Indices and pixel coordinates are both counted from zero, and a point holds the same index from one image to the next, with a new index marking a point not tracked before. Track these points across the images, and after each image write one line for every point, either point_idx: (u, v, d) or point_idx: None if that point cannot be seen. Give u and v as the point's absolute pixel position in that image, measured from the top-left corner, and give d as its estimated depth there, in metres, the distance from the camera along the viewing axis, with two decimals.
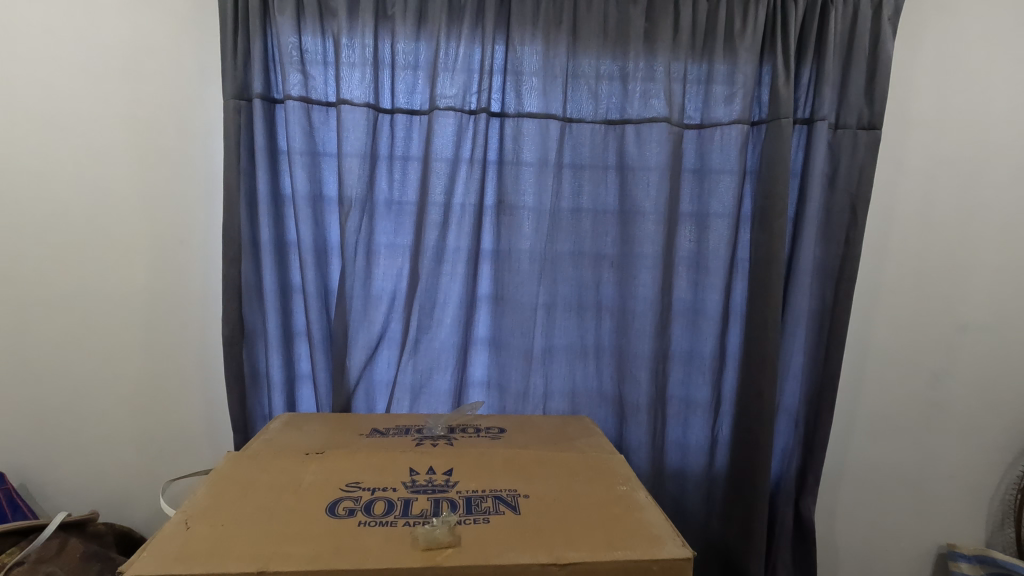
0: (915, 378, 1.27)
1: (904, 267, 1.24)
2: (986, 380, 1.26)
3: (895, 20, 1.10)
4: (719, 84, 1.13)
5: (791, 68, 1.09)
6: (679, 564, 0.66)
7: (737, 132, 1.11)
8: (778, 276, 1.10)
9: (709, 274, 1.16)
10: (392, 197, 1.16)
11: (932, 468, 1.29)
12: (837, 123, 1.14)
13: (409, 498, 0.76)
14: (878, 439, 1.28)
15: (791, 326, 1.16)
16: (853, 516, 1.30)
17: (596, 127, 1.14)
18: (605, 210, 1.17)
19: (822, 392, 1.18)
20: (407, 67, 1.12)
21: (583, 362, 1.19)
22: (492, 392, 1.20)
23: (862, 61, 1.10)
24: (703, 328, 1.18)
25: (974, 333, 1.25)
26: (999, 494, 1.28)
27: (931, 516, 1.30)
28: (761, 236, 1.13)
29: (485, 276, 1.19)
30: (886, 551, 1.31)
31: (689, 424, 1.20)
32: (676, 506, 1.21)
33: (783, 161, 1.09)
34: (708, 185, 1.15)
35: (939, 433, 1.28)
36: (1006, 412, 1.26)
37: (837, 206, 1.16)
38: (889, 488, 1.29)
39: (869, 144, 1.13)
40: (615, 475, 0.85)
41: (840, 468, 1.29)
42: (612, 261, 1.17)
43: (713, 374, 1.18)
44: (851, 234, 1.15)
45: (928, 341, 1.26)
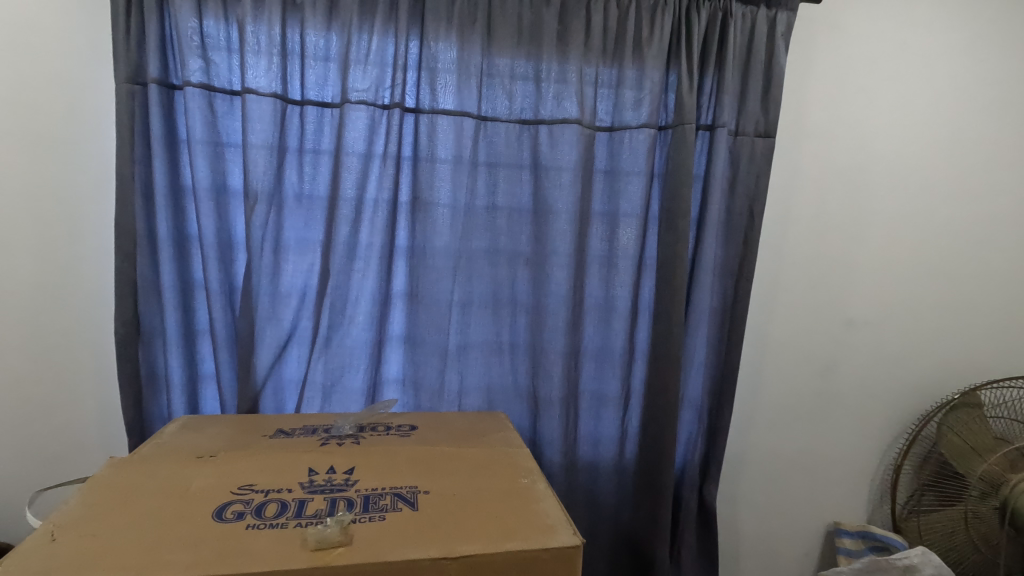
0: (809, 369, 1.36)
1: (798, 267, 1.33)
2: (869, 370, 1.37)
3: (788, 36, 1.18)
4: (628, 89, 1.17)
5: (693, 77, 1.14)
6: (569, 553, 0.68)
7: (645, 135, 1.16)
8: (681, 274, 1.16)
9: (619, 272, 1.21)
10: (302, 190, 1.12)
11: (823, 454, 1.39)
12: (736, 131, 1.21)
13: (304, 498, 0.74)
14: (776, 429, 1.37)
15: (694, 322, 1.22)
16: (753, 501, 1.38)
17: (510, 126, 1.16)
18: (519, 209, 1.19)
19: (723, 384, 1.25)
20: (317, 57, 1.09)
21: (498, 359, 1.20)
22: (407, 390, 1.19)
23: (759, 73, 1.18)
24: (614, 324, 1.22)
25: (858, 327, 1.36)
26: (879, 474, 1.41)
27: (822, 498, 1.40)
28: (668, 237, 1.19)
29: (400, 273, 1.18)
30: (783, 531, 1.40)
31: (600, 418, 1.23)
32: (588, 496, 1.25)
33: (686, 165, 1.15)
34: (618, 186, 1.19)
35: (829, 421, 1.38)
36: (885, 399, 1.39)
37: (736, 209, 1.23)
38: (785, 472, 1.39)
39: (765, 151, 1.20)
40: (518, 468, 0.86)
41: (742, 455, 1.37)
42: (527, 259, 1.19)
43: (623, 368, 1.22)
44: (748, 235, 1.22)
45: (820, 334, 1.35)
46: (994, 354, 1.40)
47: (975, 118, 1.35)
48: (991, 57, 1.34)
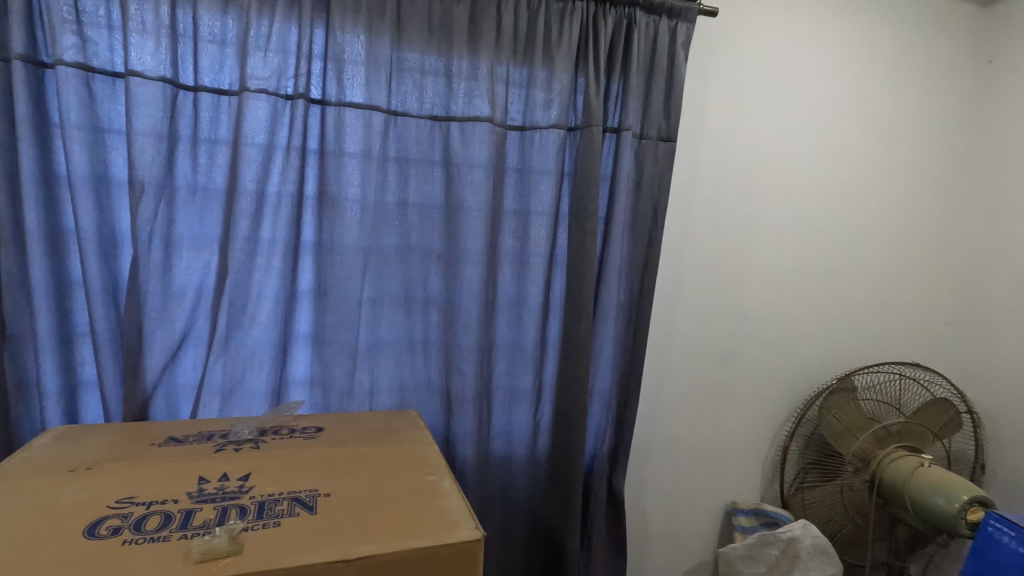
0: (709, 360, 1.45)
1: (698, 264, 1.41)
2: (761, 360, 1.48)
3: (687, 46, 1.25)
4: (538, 89, 1.19)
5: (600, 81, 1.18)
6: (469, 546, 0.69)
7: (554, 136, 1.19)
8: (589, 271, 1.21)
9: (531, 270, 1.23)
10: (196, 182, 1.05)
11: (721, 439, 1.49)
12: (641, 134, 1.27)
13: (192, 508, 0.70)
14: (679, 417, 1.45)
15: (602, 317, 1.27)
16: (659, 486, 1.46)
17: (421, 122, 1.15)
18: (431, 205, 1.18)
19: (629, 376, 1.31)
20: (212, 41, 1.03)
21: (410, 357, 1.19)
22: (314, 391, 1.15)
23: (661, 80, 1.24)
24: (526, 320, 1.24)
25: (751, 321, 1.47)
26: (769, 455, 1.53)
27: (721, 480, 1.50)
28: (577, 235, 1.22)
29: (307, 270, 1.14)
30: (686, 513, 1.49)
31: (513, 412, 1.26)
32: (502, 490, 1.27)
33: (593, 166, 1.19)
34: (530, 184, 1.22)
35: (726, 408, 1.48)
36: (775, 386, 1.50)
37: (641, 209, 1.29)
38: (688, 457, 1.47)
39: (666, 154, 1.27)
40: (425, 465, 0.86)
41: (648, 444, 1.44)
42: (439, 256, 1.19)
43: (535, 364, 1.25)
44: (652, 234, 1.28)
45: (718, 328, 1.45)
46: (867, 343, 1.56)
47: (850, 130, 1.49)
48: (862, 76, 1.48)
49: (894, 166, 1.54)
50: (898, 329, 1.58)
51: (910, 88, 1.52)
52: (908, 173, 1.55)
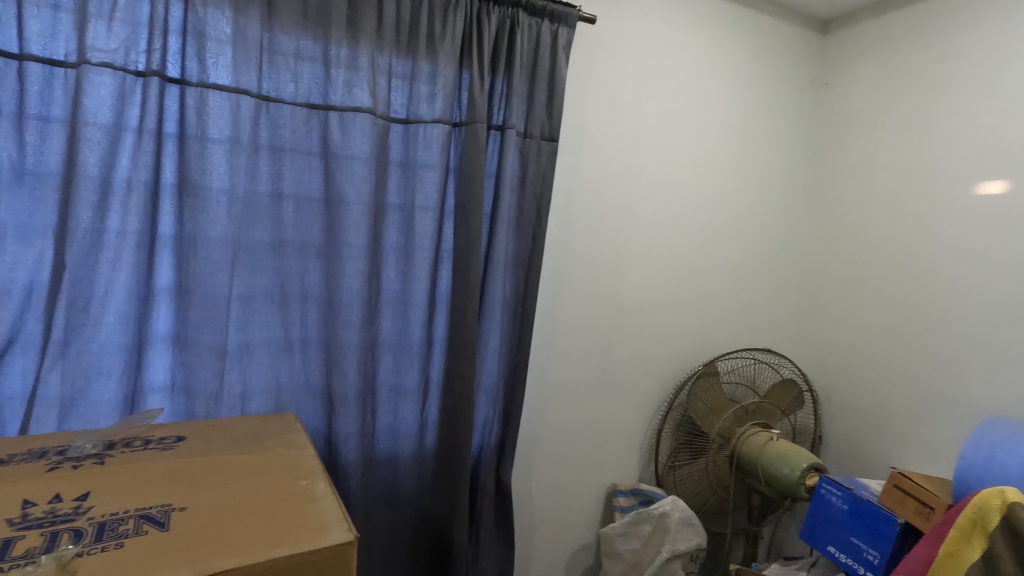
0: (591, 351, 1.53)
1: (580, 259, 1.48)
2: (638, 349, 1.59)
3: (568, 50, 1.30)
4: (422, 83, 1.18)
5: (484, 78, 1.19)
6: (341, 549, 0.67)
7: (439, 131, 1.19)
8: (474, 267, 1.22)
9: (416, 265, 1.22)
10: (23, 164, 0.92)
11: (603, 426, 1.57)
12: (525, 133, 1.30)
13: (11, 537, 0.62)
14: (563, 406, 1.51)
15: (488, 312, 1.29)
16: (545, 475, 1.51)
17: (297, 110, 1.09)
18: (308, 198, 1.12)
19: (516, 369, 1.34)
20: (43, 3, 0.91)
21: (287, 357, 1.13)
22: (176, 397, 1.05)
23: (544, 81, 1.28)
24: (412, 316, 1.23)
25: (629, 313, 1.56)
26: (646, 438, 1.64)
27: (603, 465, 1.59)
28: (462, 231, 1.23)
29: (165, 265, 1.03)
30: (571, 498, 1.56)
31: (399, 410, 1.24)
32: (389, 490, 1.25)
33: (478, 162, 1.20)
34: (414, 179, 1.20)
35: (607, 396, 1.56)
36: (651, 374, 1.62)
37: (526, 207, 1.32)
38: (572, 444, 1.54)
39: (549, 153, 1.31)
40: (297, 470, 0.82)
41: (534, 434, 1.48)
42: (318, 251, 1.14)
43: (421, 360, 1.24)
44: (536, 231, 1.33)
45: (599, 320, 1.53)
46: (728, 332, 1.72)
47: (714, 137, 1.63)
48: (723, 89, 1.63)
49: (751, 172, 1.71)
50: (754, 319, 1.76)
51: (762, 102, 1.70)
52: (761, 179, 1.73)
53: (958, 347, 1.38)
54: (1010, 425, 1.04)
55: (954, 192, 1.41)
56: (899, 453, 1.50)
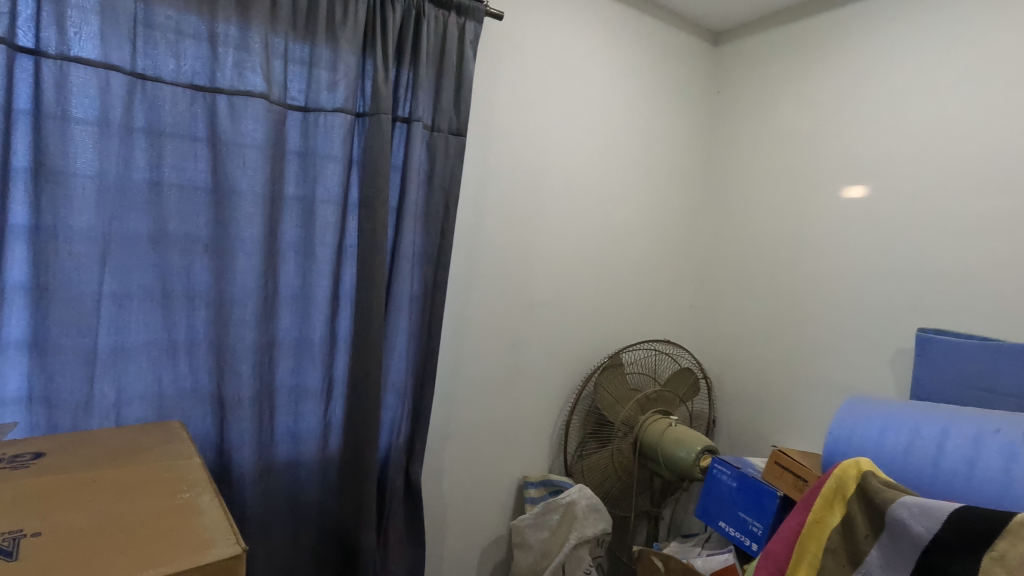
0: (501, 346, 1.54)
1: (490, 255, 1.49)
2: (547, 343, 1.62)
3: (475, 45, 1.29)
4: (322, 70, 1.13)
5: (388, 68, 1.16)
6: (227, 565, 0.62)
7: (340, 120, 1.14)
8: (380, 263, 1.18)
9: (317, 260, 1.17)
10: None
11: (514, 419, 1.59)
12: (432, 126, 1.28)
13: None
14: (474, 401, 1.51)
15: (395, 309, 1.26)
16: (456, 471, 1.51)
17: (178, 90, 1.00)
18: (193, 187, 1.04)
19: (425, 366, 1.33)
20: None
21: (171, 360, 1.04)
22: (35, 409, 0.93)
23: (451, 74, 1.27)
24: (313, 314, 1.17)
25: (539, 308, 1.59)
26: (555, 430, 1.68)
27: (514, 458, 1.60)
28: (366, 225, 1.19)
29: (18, 260, 0.91)
30: (483, 493, 1.56)
31: (300, 412, 1.18)
32: (289, 496, 1.19)
33: (383, 154, 1.17)
34: (314, 170, 1.15)
35: (517, 390, 1.58)
36: (560, 367, 1.66)
37: (433, 201, 1.30)
38: (483, 440, 1.54)
39: (457, 148, 1.30)
40: (179, 482, 0.76)
41: (445, 430, 1.47)
42: (206, 245, 1.05)
43: (323, 360, 1.19)
44: (444, 226, 1.31)
45: (509, 316, 1.54)
46: (632, 324, 1.81)
47: (617, 138, 1.70)
48: (625, 92, 1.71)
49: (652, 172, 1.80)
50: (656, 312, 1.86)
51: (661, 106, 1.80)
52: (661, 179, 1.82)
53: (827, 335, 1.53)
54: (867, 403, 1.18)
55: (825, 195, 1.56)
56: (781, 432, 1.65)
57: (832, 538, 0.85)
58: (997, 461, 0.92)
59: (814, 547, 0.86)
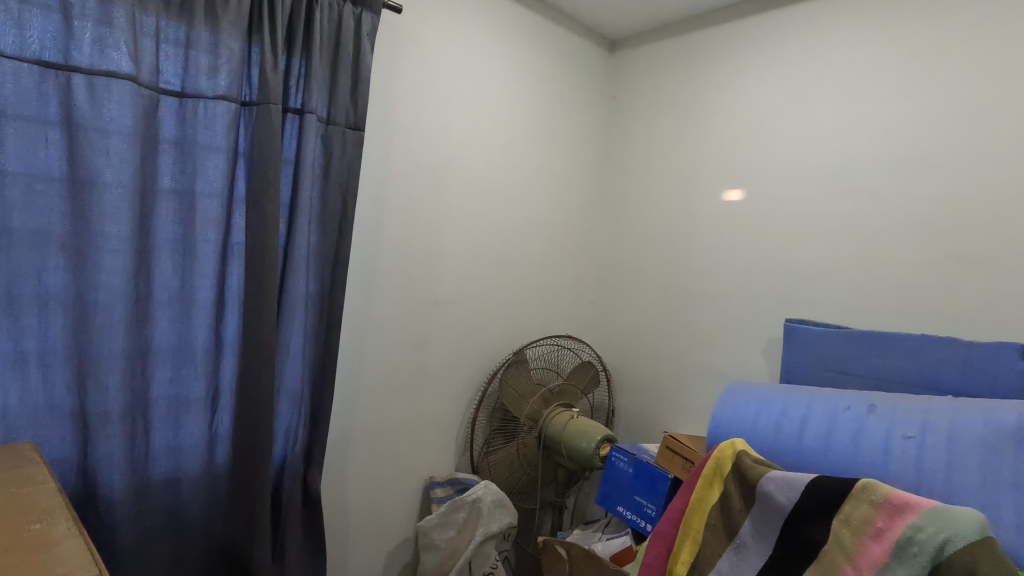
0: (404, 346, 1.51)
1: (391, 253, 1.46)
2: (452, 342, 1.61)
3: (372, 37, 1.26)
4: (201, 53, 1.04)
5: (277, 55, 1.10)
6: None
7: (223, 109, 1.06)
8: (272, 262, 1.11)
9: (198, 259, 1.08)
10: None
11: (418, 420, 1.57)
12: (328, 119, 1.23)
13: None
14: (377, 403, 1.47)
15: (289, 311, 1.19)
16: (359, 476, 1.46)
17: (24, 67, 0.89)
18: (45, 177, 0.92)
19: (323, 369, 1.27)
20: None
21: (19, 373, 0.92)
22: None
23: (348, 66, 1.22)
24: (194, 317, 1.09)
25: (443, 306, 1.58)
26: (461, 428, 1.67)
27: (420, 459, 1.58)
28: (255, 222, 1.11)
29: None
30: (387, 497, 1.53)
31: (180, 425, 1.09)
32: (169, 517, 1.09)
33: (273, 146, 1.10)
34: (193, 161, 1.06)
35: (422, 390, 1.56)
36: (465, 365, 1.66)
37: (330, 197, 1.25)
38: (387, 442, 1.51)
39: (354, 142, 1.26)
40: (28, 512, 0.67)
41: (347, 435, 1.42)
42: (62, 243, 0.94)
43: (207, 367, 1.10)
44: (342, 223, 1.26)
45: (412, 315, 1.52)
46: (537, 321, 1.85)
47: (519, 137, 1.73)
48: (526, 93, 1.74)
49: (553, 172, 1.84)
50: (559, 308, 1.91)
51: (561, 108, 1.85)
52: (562, 179, 1.88)
53: (711, 327, 1.66)
54: (744, 387, 1.29)
55: (709, 198, 1.69)
56: (673, 419, 1.76)
57: (712, 514, 0.92)
58: (848, 435, 1.05)
59: (697, 524, 0.93)
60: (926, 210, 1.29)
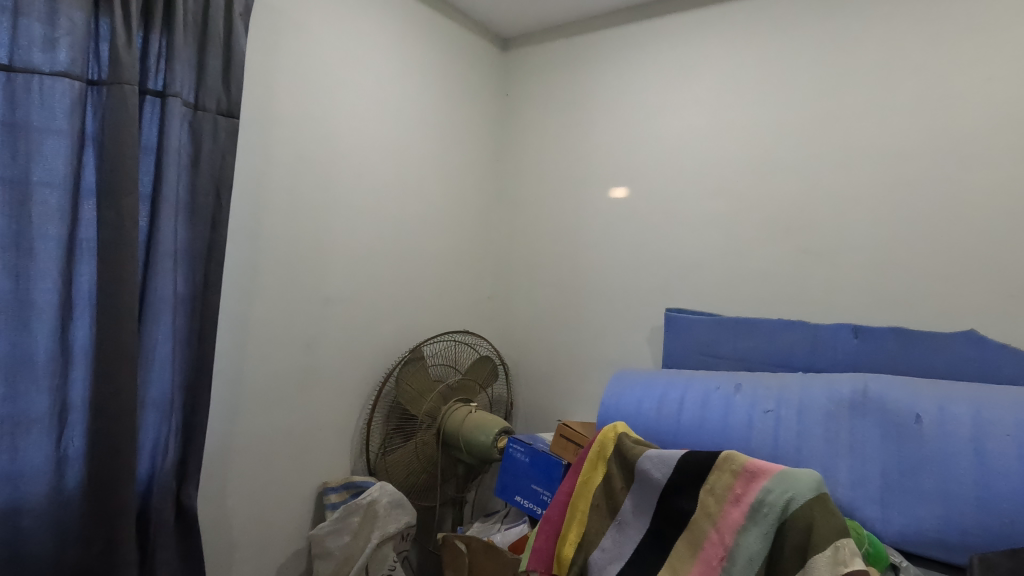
0: (290, 346, 1.43)
1: (273, 249, 1.37)
2: (344, 341, 1.56)
3: (246, 18, 1.18)
4: (34, 22, 0.92)
5: (131, 30, 0.99)
6: None
7: (65, 87, 0.94)
8: (130, 258, 1.00)
9: (36, 257, 0.95)
10: None
11: (310, 424, 1.49)
12: (196, 105, 1.13)
13: None
14: (262, 409, 1.39)
15: (154, 313, 1.08)
16: (242, 488, 1.37)
17: None
18: None
19: (197, 376, 1.17)
20: None
21: None
22: None
23: (217, 47, 1.13)
24: (33, 324, 0.95)
25: (334, 305, 1.52)
26: (357, 430, 1.62)
27: (312, 465, 1.51)
28: (108, 215, 0.99)
29: None
30: (276, 507, 1.44)
31: (18, 447, 0.95)
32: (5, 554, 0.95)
33: (128, 131, 0.99)
34: (27, 146, 0.93)
35: (312, 392, 1.49)
36: (359, 364, 1.60)
37: (200, 189, 1.15)
38: (275, 449, 1.42)
39: (227, 130, 1.17)
40: None
41: (228, 444, 1.32)
42: None
43: (52, 379, 0.97)
44: (216, 217, 1.17)
45: (300, 314, 1.44)
46: (434, 317, 1.83)
47: (412, 131, 1.71)
48: (418, 86, 1.72)
49: (447, 166, 1.84)
50: (456, 303, 1.91)
51: (455, 102, 1.85)
52: (457, 173, 1.87)
53: (601, 317, 1.74)
54: (630, 373, 1.37)
55: (597, 195, 1.77)
56: (568, 408, 1.83)
57: (596, 494, 0.97)
58: (719, 413, 1.15)
59: (583, 505, 0.97)
60: (780, 208, 1.44)
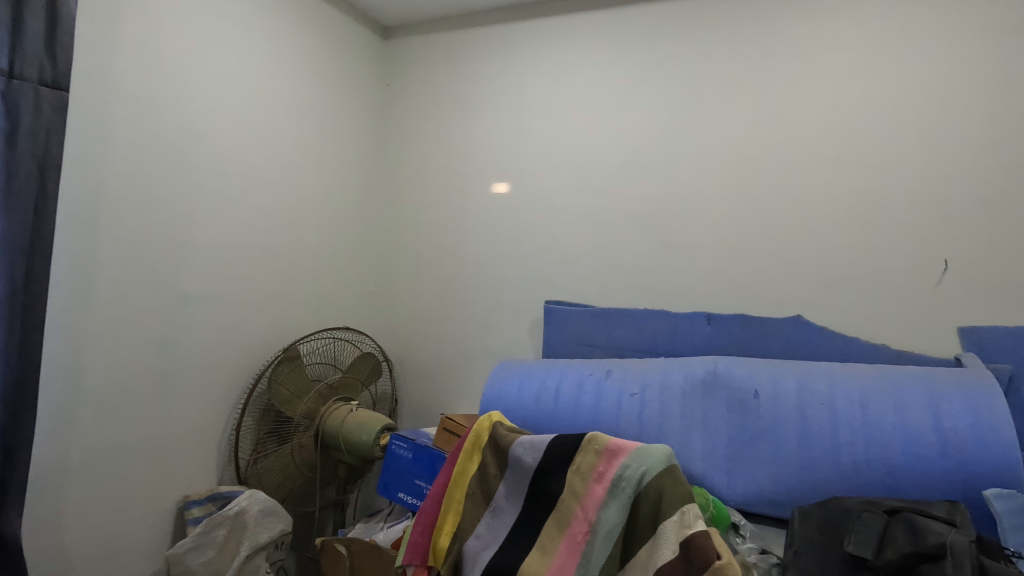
0: (141, 349, 1.29)
1: (117, 241, 1.23)
2: (207, 341, 1.44)
3: None
4: None
5: None
6: None
7: None
8: None
9: None
10: None
11: (167, 433, 1.36)
12: (11, 72, 0.98)
13: None
14: (107, 420, 1.24)
15: None
16: (84, 510, 1.21)
17: None
18: None
19: (19, 386, 1.02)
20: None
21: None
22: None
23: (38, 9, 1.00)
24: None
25: (194, 302, 1.39)
26: (224, 437, 1.50)
27: (171, 477, 1.38)
28: None
29: None
30: (127, 528, 1.29)
31: None
32: None
33: None
34: None
35: (169, 398, 1.36)
36: (226, 366, 1.49)
37: (20, 170, 0.99)
38: (124, 463, 1.28)
39: (53, 104, 1.03)
40: None
41: (63, 461, 1.17)
42: None
43: None
44: (40, 203, 1.03)
45: (152, 313, 1.31)
46: (311, 314, 1.75)
47: (283, 116, 1.61)
48: (289, 69, 1.62)
49: (324, 156, 1.76)
50: (335, 299, 1.83)
51: (331, 89, 1.77)
52: (334, 164, 1.80)
53: (483, 311, 1.77)
54: (511, 364, 1.40)
55: (479, 190, 1.79)
56: (452, 402, 1.84)
57: (471, 483, 0.99)
58: (592, 398, 1.22)
59: (459, 495, 0.99)
60: (645, 206, 1.55)
